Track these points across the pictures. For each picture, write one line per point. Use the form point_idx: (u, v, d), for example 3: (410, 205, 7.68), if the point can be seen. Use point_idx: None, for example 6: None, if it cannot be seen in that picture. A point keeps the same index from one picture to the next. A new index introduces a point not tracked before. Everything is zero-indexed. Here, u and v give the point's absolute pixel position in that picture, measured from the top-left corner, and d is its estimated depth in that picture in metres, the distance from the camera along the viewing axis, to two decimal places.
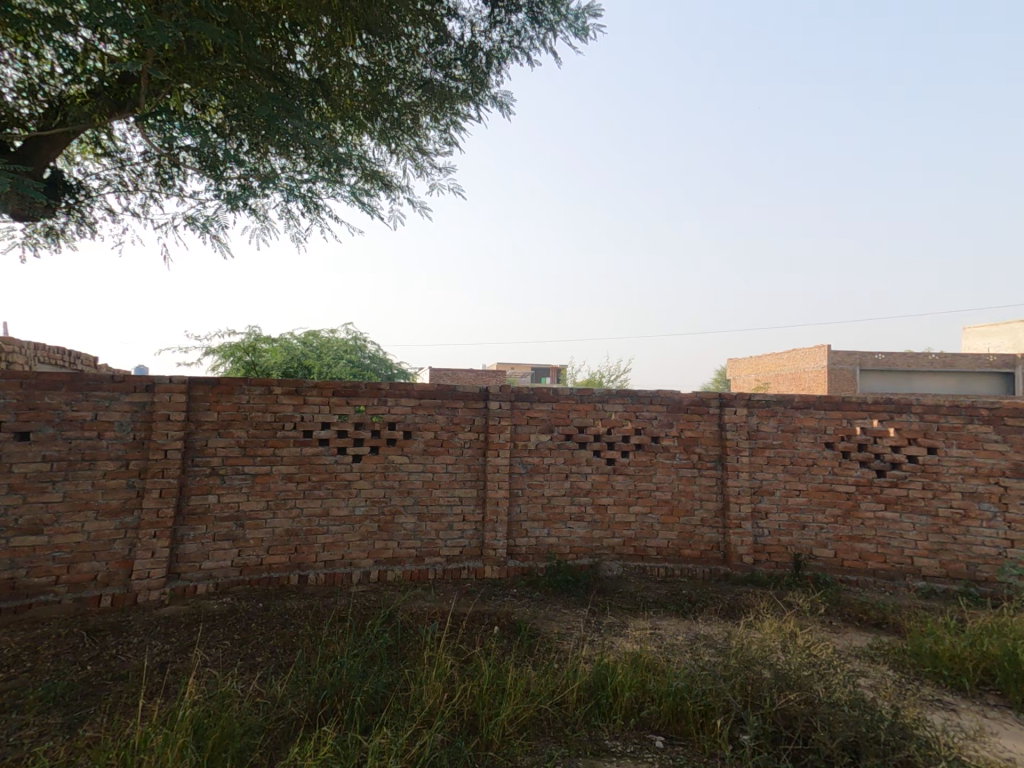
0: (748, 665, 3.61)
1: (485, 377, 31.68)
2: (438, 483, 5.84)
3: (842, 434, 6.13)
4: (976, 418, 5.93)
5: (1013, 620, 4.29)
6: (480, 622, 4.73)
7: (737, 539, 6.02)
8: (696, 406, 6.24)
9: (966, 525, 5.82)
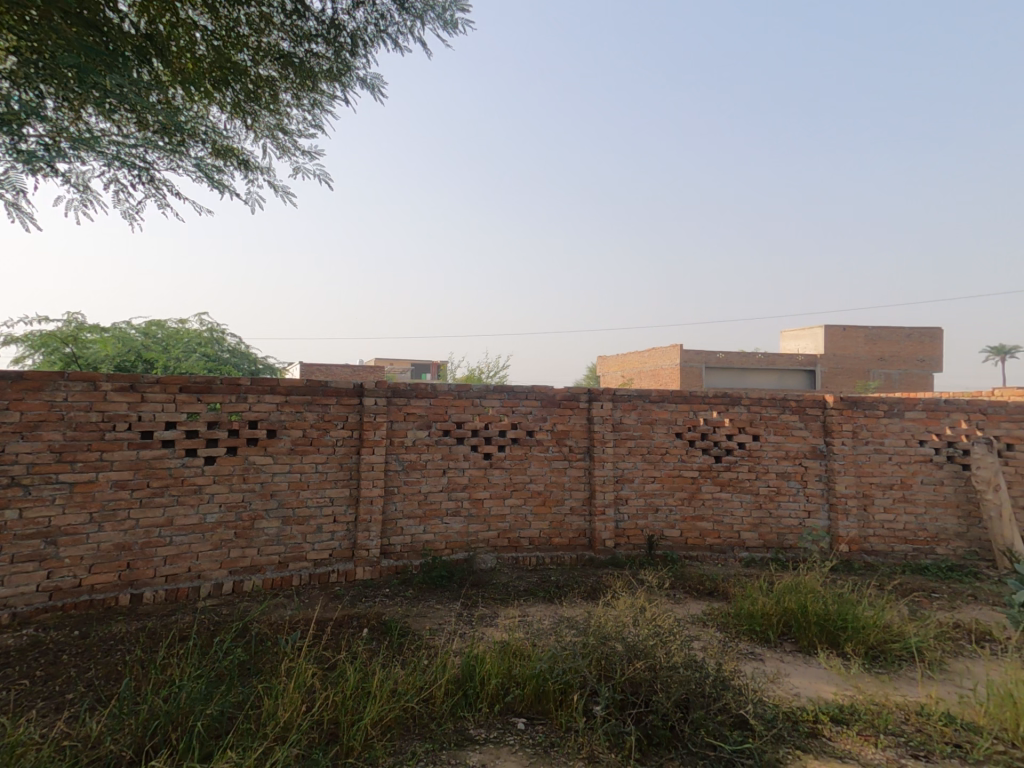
0: (604, 641, 3.83)
1: (361, 374, 30.60)
2: (306, 483, 5.49)
3: (689, 425, 6.80)
4: (788, 408, 6.89)
5: (808, 578, 5.02)
6: (347, 626, 4.54)
7: (601, 525, 6.43)
8: (567, 400, 6.54)
9: (778, 500, 6.76)
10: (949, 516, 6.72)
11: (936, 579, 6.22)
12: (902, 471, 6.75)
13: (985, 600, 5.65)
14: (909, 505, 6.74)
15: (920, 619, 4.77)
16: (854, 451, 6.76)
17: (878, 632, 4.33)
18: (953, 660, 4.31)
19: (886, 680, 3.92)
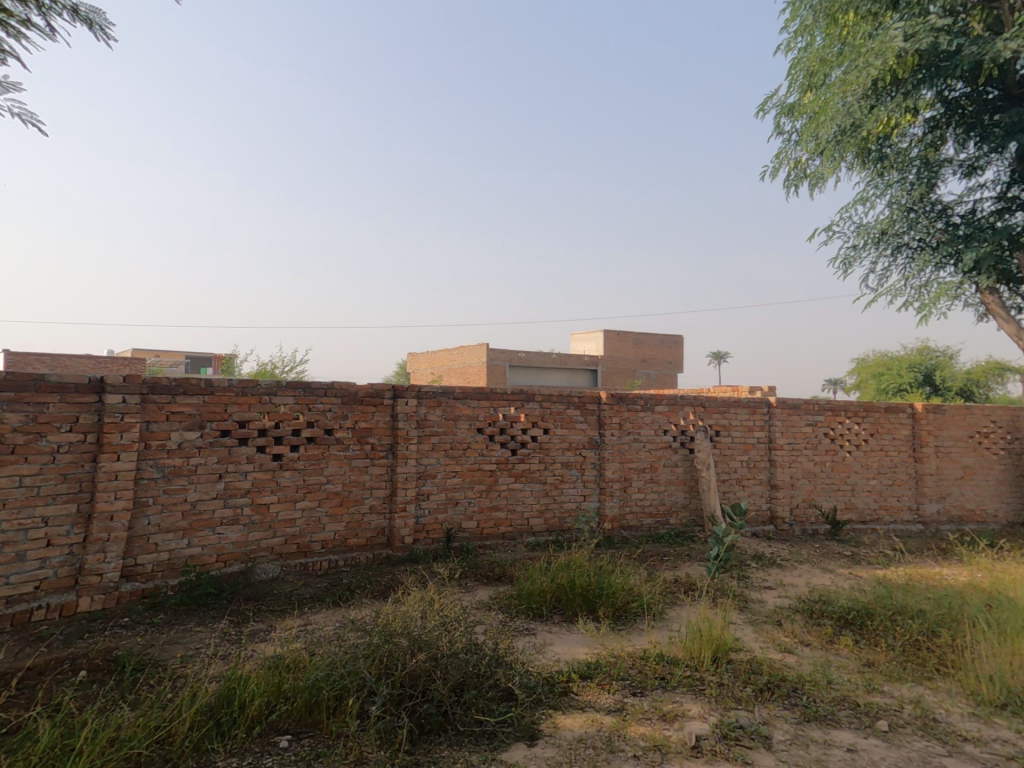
0: (389, 638, 3.70)
1: (119, 365, 25.59)
2: (6, 502, 4.29)
3: (489, 420, 7.05)
4: (572, 403, 7.62)
5: (580, 555, 5.59)
6: (57, 671, 3.68)
7: (400, 522, 6.33)
8: (370, 397, 6.29)
9: (562, 487, 7.45)
10: (680, 492, 8.13)
11: (665, 544, 7.55)
12: (651, 457, 7.98)
13: (697, 557, 7.02)
14: (653, 484, 7.98)
15: (652, 580, 5.70)
16: (620, 441, 7.81)
17: (621, 594, 5.06)
18: (671, 610, 5.23)
19: (622, 634, 4.61)
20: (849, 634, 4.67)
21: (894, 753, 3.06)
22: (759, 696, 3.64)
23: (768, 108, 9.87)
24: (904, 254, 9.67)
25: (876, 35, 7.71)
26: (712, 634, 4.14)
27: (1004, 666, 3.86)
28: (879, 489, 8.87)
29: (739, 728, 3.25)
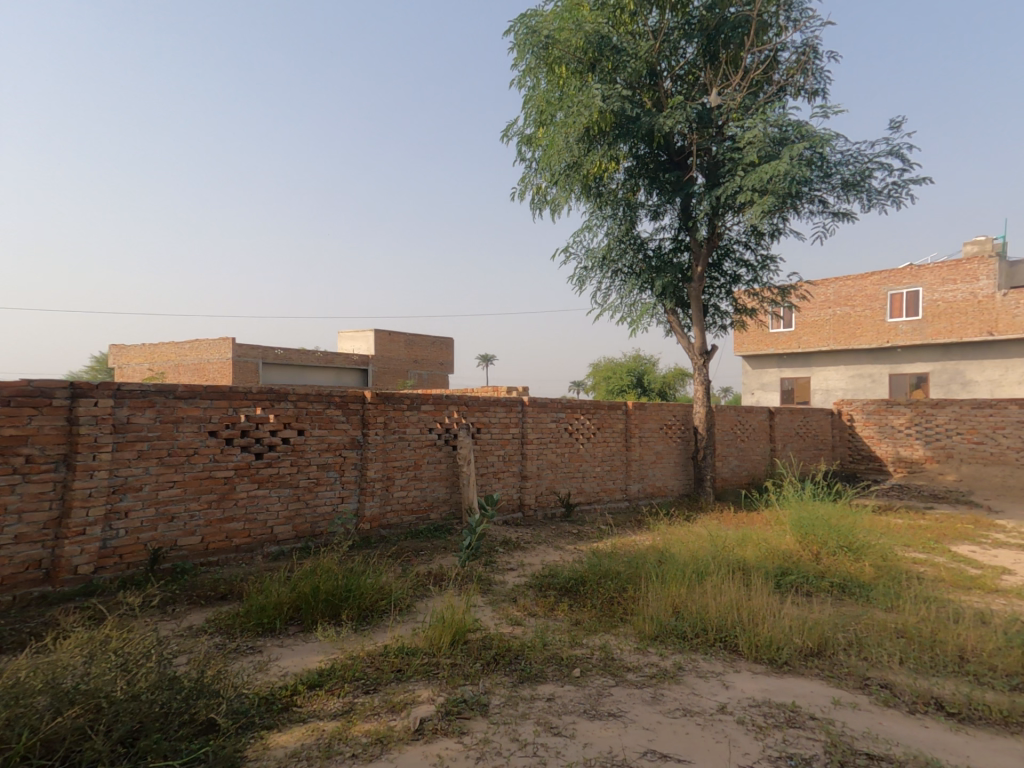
0: (19, 697, 2.71)
1: None
2: None
3: (225, 422, 5.80)
4: (333, 403, 6.75)
5: (326, 560, 5.33)
6: None
7: (74, 550, 4.65)
8: (29, 395, 4.52)
9: (317, 490, 6.52)
10: (441, 487, 7.83)
11: (424, 539, 7.25)
12: (416, 454, 7.55)
13: (452, 548, 7.17)
14: (417, 481, 7.58)
15: (404, 575, 5.75)
16: (384, 440, 7.21)
17: (370, 594, 5.02)
18: (420, 602, 5.35)
19: (365, 635, 4.53)
20: (566, 599, 5.34)
21: (579, 693, 3.64)
22: (488, 665, 4.02)
23: (510, 136, 10.92)
24: (618, 278, 11.71)
25: (583, 91, 9.30)
26: (453, 619, 4.37)
27: (661, 606, 4.97)
28: (602, 474, 9.99)
29: (462, 702, 3.49)
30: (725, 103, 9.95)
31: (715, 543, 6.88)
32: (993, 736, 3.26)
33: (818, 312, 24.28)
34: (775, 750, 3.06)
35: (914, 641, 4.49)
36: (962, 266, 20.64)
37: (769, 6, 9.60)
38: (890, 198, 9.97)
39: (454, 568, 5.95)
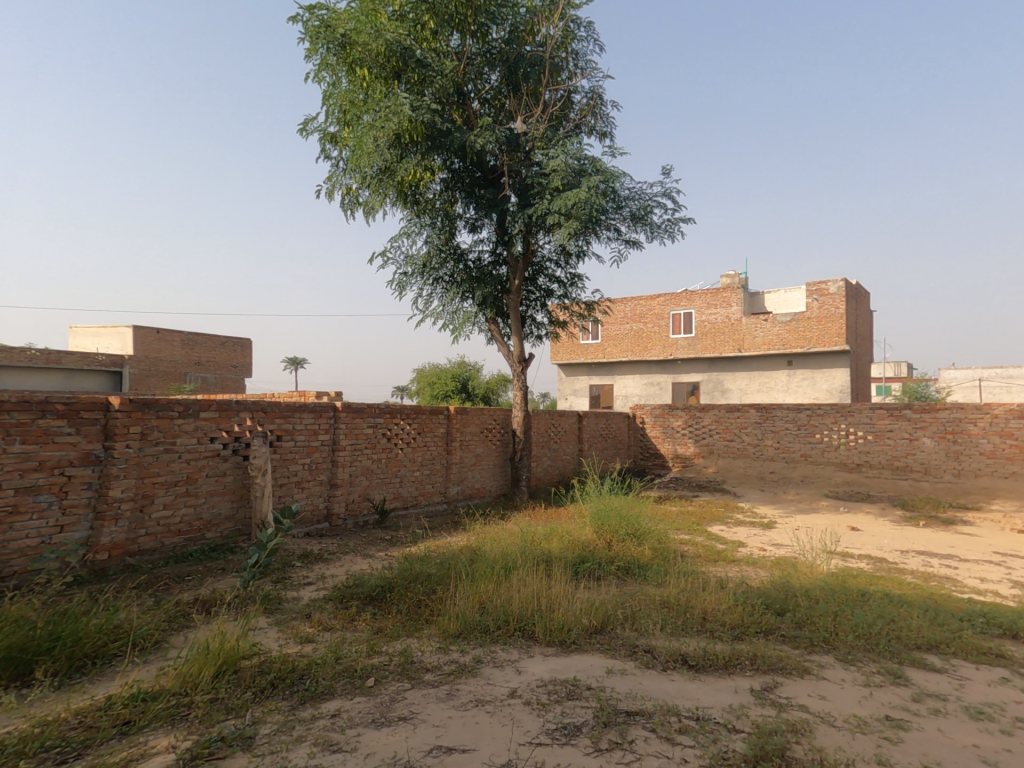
0: None
1: None
2: None
3: None
4: (49, 412, 5.25)
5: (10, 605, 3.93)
6: None
7: None
8: None
9: (10, 522, 4.93)
10: (225, 503, 6.81)
11: (193, 563, 6.13)
12: (189, 468, 6.43)
13: (233, 569, 6.10)
14: (188, 498, 6.42)
15: (157, 607, 4.79)
16: (139, 453, 5.91)
17: (95, 637, 3.96)
18: (175, 635, 4.44)
19: (77, 690, 3.52)
20: (368, 609, 5.25)
21: (369, 703, 3.56)
22: (257, 696, 3.57)
23: (308, 131, 10.57)
24: (440, 286, 11.98)
25: (390, 97, 9.36)
26: (223, 647, 3.81)
27: (467, 604, 5.13)
28: (420, 478, 10.03)
29: (218, 740, 3.04)
30: (529, 131, 10.84)
31: (523, 538, 7.33)
32: (718, 678, 4.05)
33: (618, 326, 27.49)
34: (553, 722, 3.39)
35: (674, 609, 5.33)
36: (721, 293, 25.10)
37: (560, 51, 10.78)
38: (666, 232, 11.76)
39: (232, 592, 5.25)
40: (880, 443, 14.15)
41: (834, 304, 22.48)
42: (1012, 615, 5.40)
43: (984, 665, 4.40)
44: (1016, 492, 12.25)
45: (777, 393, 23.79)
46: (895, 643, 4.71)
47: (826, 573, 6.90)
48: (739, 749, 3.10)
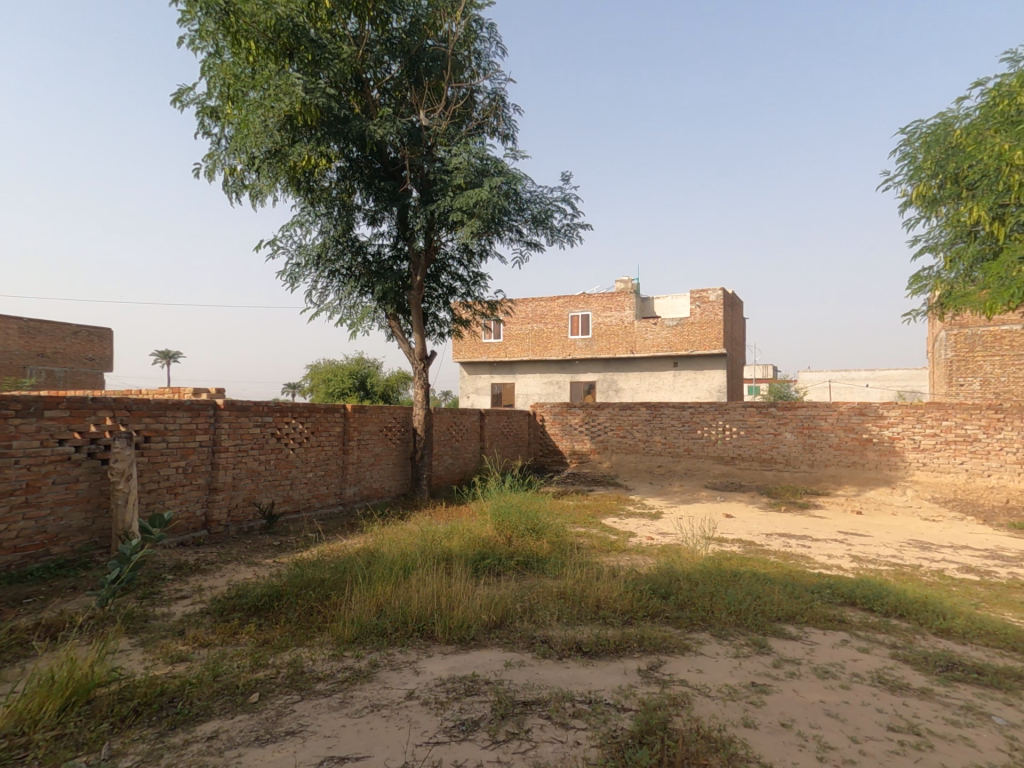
0: None
1: None
2: None
3: None
4: None
5: None
6: None
7: None
8: None
9: None
10: (78, 513, 6.02)
11: (33, 584, 5.35)
12: (28, 474, 5.61)
13: (86, 588, 5.41)
14: (27, 510, 5.60)
15: None
16: None
17: None
18: (6, 669, 3.85)
19: None
20: (253, 621, 4.91)
21: (252, 720, 3.33)
22: (114, 729, 3.18)
23: (182, 103, 9.65)
24: (336, 280, 11.54)
25: (281, 75, 8.80)
26: (72, 675, 3.36)
27: (363, 607, 4.96)
28: (313, 480, 9.54)
29: None
30: (432, 126, 10.72)
31: (423, 537, 7.23)
32: (609, 661, 4.27)
33: (520, 326, 28.02)
34: (451, 720, 3.38)
35: (570, 599, 5.54)
36: (616, 297, 26.41)
37: (462, 49, 10.76)
38: (565, 236, 12.14)
39: (85, 613, 4.66)
40: (750, 438, 15.65)
41: (713, 311, 24.53)
42: (851, 585, 6.22)
43: (830, 630, 5.05)
44: (857, 478, 14.14)
45: (665, 393, 25.52)
46: (760, 616, 5.25)
47: (704, 557, 7.52)
48: (627, 727, 3.29)
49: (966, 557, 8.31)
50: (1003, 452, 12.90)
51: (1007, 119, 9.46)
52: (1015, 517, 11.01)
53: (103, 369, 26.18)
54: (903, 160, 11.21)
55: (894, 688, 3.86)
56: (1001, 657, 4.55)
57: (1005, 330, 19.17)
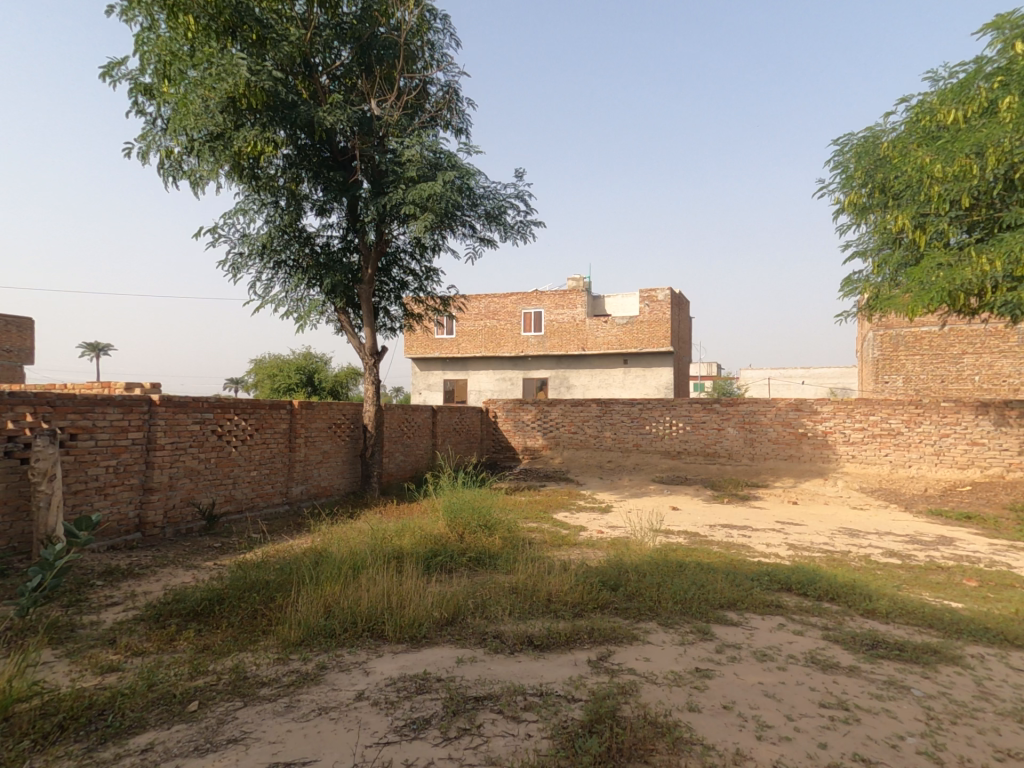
0: None
1: None
2: None
3: None
4: None
5: None
6: None
7: None
8: None
9: None
10: None
11: None
12: None
13: (4, 597, 5.01)
14: None
15: None
16: None
17: None
18: None
19: None
20: (192, 626, 4.68)
21: (191, 730, 3.17)
22: (36, 747, 2.97)
23: (113, 78, 9.04)
24: (282, 271, 11.13)
25: (224, 54, 8.37)
26: None
27: (311, 608, 4.82)
28: (257, 479, 9.19)
29: None
30: (384, 116, 10.50)
31: (373, 535, 7.09)
32: (560, 654, 4.33)
33: (473, 323, 27.93)
34: (402, 719, 3.34)
35: (522, 594, 5.58)
36: (568, 295, 26.72)
37: (415, 39, 10.57)
38: (519, 233, 12.17)
39: (3, 624, 4.31)
40: (695, 433, 16.20)
41: (661, 310, 25.21)
42: (788, 571, 6.55)
43: (768, 615, 5.30)
44: (793, 471, 14.90)
45: (615, 389, 26.06)
46: (704, 604, 5.45)
47: (652, 549, 7.74)
48: (578, 717, 3.35)
49: (890, 543, 8.91)
50: (922, 445, 13.90)
51: (928, 134, 10.15)
52: (932, 504, 11.90)
53: (23, 361, 24.30)
54: (837, 169, 11.82)
55: (825, 667, 4.09)
56: (919, 633, 4.91)
57: (925, 331, 20.66)
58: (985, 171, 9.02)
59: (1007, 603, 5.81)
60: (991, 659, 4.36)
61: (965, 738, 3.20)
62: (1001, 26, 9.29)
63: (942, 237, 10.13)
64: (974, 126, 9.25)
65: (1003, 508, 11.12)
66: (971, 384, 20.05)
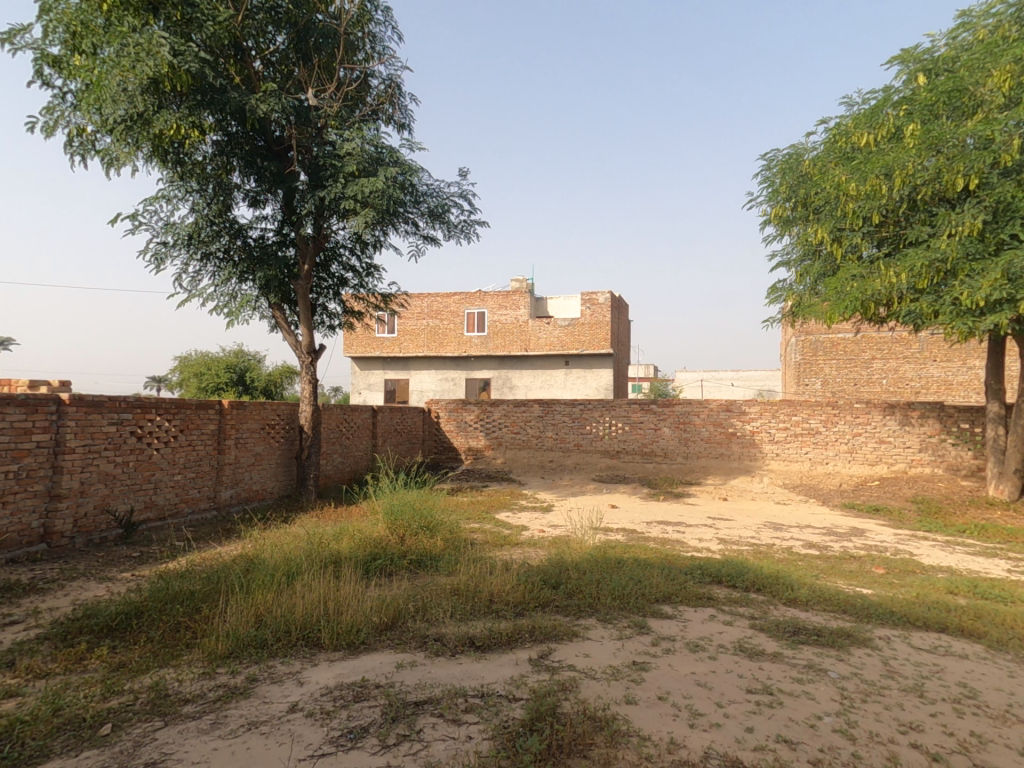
0: None
1: None
2: None
3: None
4: None
5: None
6: None
7: None
8: None
9: None
10: None
11: None
12: None
13: None
14: None
15: None
16: None
17: None
18: None
19: None
20: (105, 643, 4.33)
21: (103, 755, 2.95)
22: None
23: (14, 47, 8.24)
24: (211, 263, 10.57)
25: (142, 33, 7.85)
26: None
27: (241, 619, 4.57)
28: (182, 483, 8.64)
29: None
30: (322, 107, 10.18)
31: (309, 539, 6.82)
32: (501, 654, 4.33)
33: (415, 322, 27.55)
34: (338, 729, 3.23)
35: (463, 595, 5.52)
36: (511, 297, 26.84)
37: (355, 29, 10.34)
38: (463, 232, 12.08)
39: None
40: (634, 432, 16.68)
41: (602, 314, 25.78)
42: (718, 564, 6.87)
43: (700, 607, 5.53)
44: (723, 468, 15.65)
45: (557, 390, 26.44)
46: (641, 599, 5.62)
47: (592, 546, 7.90)
48: (519, 716, 3.36)
49: (809, 535, 9.54)
50: (838, 443, 14.95)
51: (844, 154, 10.94)
52: (846, 498, 12.81)
53: None
54: (765, 184, 12.50)
55: (752, 654, 4.31)
56: (835, 619, 5.26)
57: (841, 338, 22.26)
58: (891, 192, 9.84)
59: (910, 588, 6.34)
60: (896, 640, 4.73)
61: (874, 714, 3.46)
62: (906, 59, 10.24)
63: (855, 250, 10.88)
64: (883, 148, 10.08)
65: (906, 502, 12.14)
66: (879, 388, 21.77)
